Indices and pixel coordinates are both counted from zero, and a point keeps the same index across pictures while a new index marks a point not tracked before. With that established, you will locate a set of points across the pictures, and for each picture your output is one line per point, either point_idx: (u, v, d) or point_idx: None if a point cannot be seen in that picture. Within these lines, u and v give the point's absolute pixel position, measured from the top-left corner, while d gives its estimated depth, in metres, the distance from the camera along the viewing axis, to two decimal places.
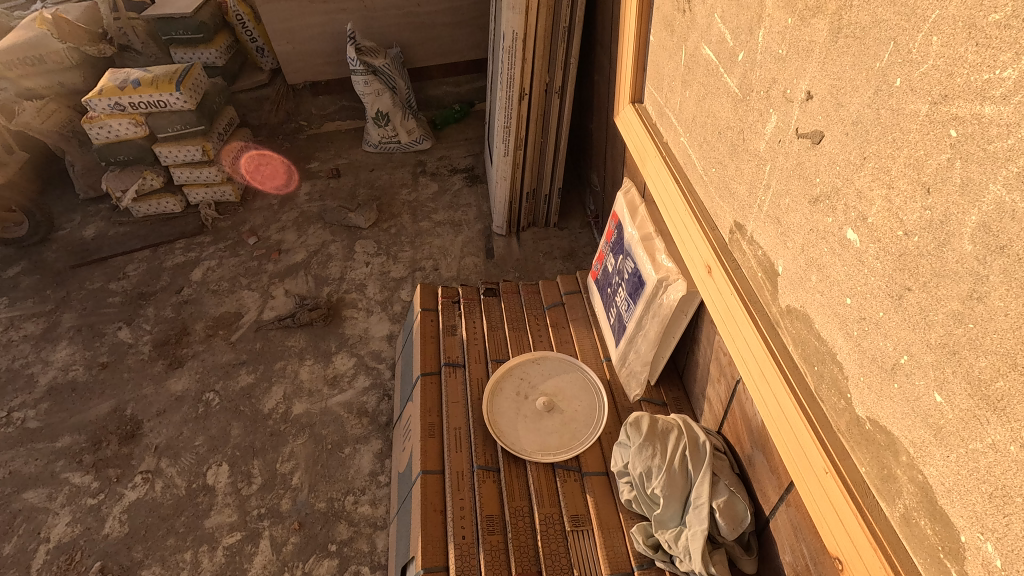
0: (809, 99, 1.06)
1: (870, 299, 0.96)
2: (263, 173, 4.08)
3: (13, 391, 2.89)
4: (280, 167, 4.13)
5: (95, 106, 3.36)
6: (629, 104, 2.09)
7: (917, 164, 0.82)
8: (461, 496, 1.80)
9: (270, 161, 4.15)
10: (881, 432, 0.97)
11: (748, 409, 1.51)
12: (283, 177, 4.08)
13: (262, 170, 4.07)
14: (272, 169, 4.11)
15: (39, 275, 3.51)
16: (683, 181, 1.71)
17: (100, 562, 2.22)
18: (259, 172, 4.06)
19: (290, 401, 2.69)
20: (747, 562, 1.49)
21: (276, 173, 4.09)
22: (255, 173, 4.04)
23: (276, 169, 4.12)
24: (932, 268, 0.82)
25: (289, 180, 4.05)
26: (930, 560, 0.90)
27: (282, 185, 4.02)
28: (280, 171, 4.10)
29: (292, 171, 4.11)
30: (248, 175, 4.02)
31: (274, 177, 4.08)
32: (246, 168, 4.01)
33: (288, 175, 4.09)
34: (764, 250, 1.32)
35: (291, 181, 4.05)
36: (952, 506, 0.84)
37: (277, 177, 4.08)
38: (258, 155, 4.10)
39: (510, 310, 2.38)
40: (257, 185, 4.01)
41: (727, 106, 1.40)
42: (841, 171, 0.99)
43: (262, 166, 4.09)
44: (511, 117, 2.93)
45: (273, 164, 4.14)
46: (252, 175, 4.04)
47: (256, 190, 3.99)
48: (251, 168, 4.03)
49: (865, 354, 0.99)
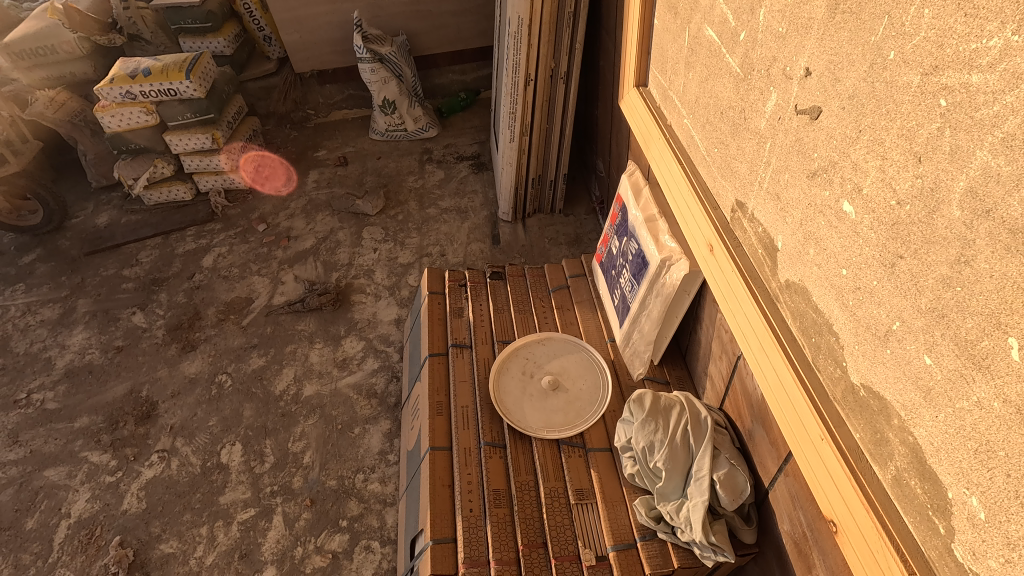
0: (808, 76, 1.09)
1: (865, 269, 0.99)
2: (262, 174, 4.00)
3: (32, 373, 2.97)
4: (280, 167, 4.07)
5: (106, 95, 3.41)
6: (634, 88, 2.11)
7: (909, 134, 0.85)
8: (469, 470, 1.86)
9: (271, 163, 4.07)
10: (874, 397, 1.01)
11: (749, 384, 1.55)
12: (284, 177, 4.03)
13: (264, 170, 4.00)
14: (272, 169, 4.05)
15: (55, 262, 3.58)
16: (686, 162, 1.75)
17: (119, 536, 2.29)
18: (259, 173, 3.99)
19: (301, 383, 2.75)
20: (747, 533, 1.53)
21: (276, 175, 4.03)
22: (255, 175, 3.96)
23: (276, 170, 4.06)
24: (923, 235, 0.85)
25: (289, 183, 3.98)
26: (920, 517, 0.93)
27: (282, 187, 3.96)
28: (280, 171, 4.05)
29: (292, 172, 4.06)
30: (251, 176, 3.94)
31: (273, 178, 4.01)
32: (247, 170, 3.91)
33: (288, 175, 4.03)
34: (764, 227, 1.35)
35: (293, 180, 4.01)
36: (940, 465, 0.87)
37: (277, 179, 4.01)
38: (260, 155, 4.01)
39: (516, 294, 2.41)
40: (254, 188, 3.93)
41: (729, 85, 1.43)
42: (838, 145, 1.02)
43: (261, 167, 4.00)
44: (516, 103, 2.95)
45: (271, 165, 4.06)
46: (252, 178, 3.95)
47: (261, 190, 3.94)
48: (251, 170, 3.94)
49: (860, 323, 1.02)
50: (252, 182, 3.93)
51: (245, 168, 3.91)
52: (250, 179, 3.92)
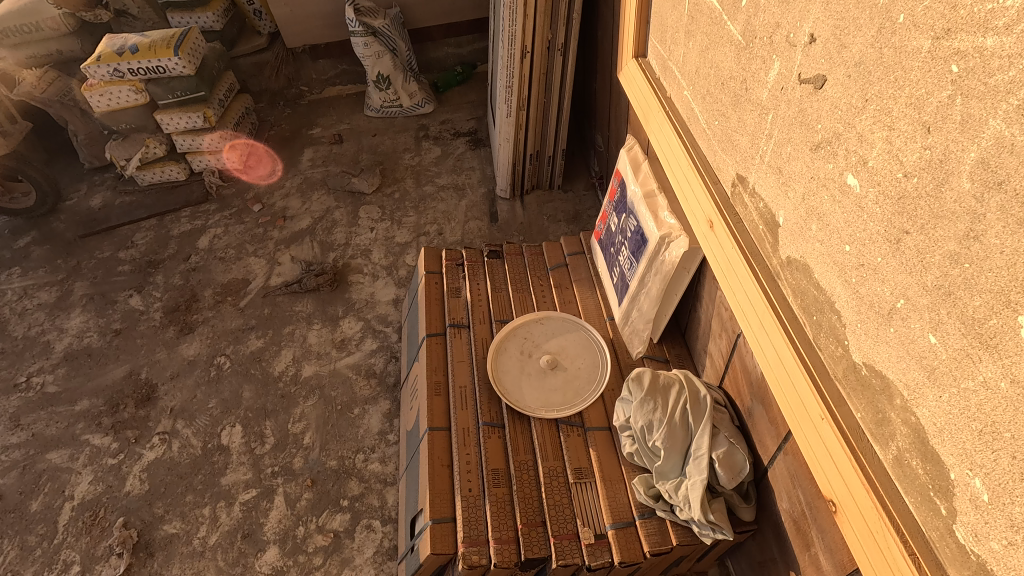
0: (812, 43, 1.04)
1: (869, 246, 0.96)
2: (250, 163, 3.91)
3: (31, 357, 2.96)
4: (269, 158, 3.95)
5: (94, 73, 3.33)
6: (632, 59, 2.05)
7: (918, 104, 0.81)
8: (467, 451, 1.86)
9: (262, 153, 3.97)
10: (876, 376, 0.98)
11: (749, 362, 1.52)
12: (269, 168, 3.89)
13: (252, 160, 3.91)
14: (260, 160, 3.93)
15: (50, 245, 3.54)
16: (686, 136, 1.70)
17: (123, 517, 2.31)
18: (247, 162, 3.90)
19: (300, 363, 2.74)
20: (745, 511, 1.52)
21: (262, 166, 3.90)
22: (241, 164, 3.87)
23: (264, 161, 3.94)
24: (930, 209, 0.82)
25: (274, 173, 3.83)
26: (921, 498, 0.92)
27: (265, 178, 3.82)
28: (267, 162, 3.92)
29: (280, 163, 3.91)
30: (237, 165, 3.85)
31: (259, 168, 3.89)
32: (232, 157, 3.83)
33: (275, 167, 3.88)
34: (765, 202, 1.31)
35: (277, 172, 3.85)
36: (943, 445, 0.85)
37: (263, 168, 3.89)
38: (252, 143, 3.93)
39: (514, 272, 2.38)
40: (238, 176, 3.83)
41: (730, 55, 1.37)
42: (843, 116, 0.98)
43: (251, 156, 3.91)
44: (512, 76, 2.88)
45: (263, 156, 3.96)
46: (238, 166, 3.86)
47: (243, 179, 3.83)
48: (238, 158, 3.86)
49: (863, 301, 0.99)
50: (235, 170, 3.83)
51: (232, 156, 3.82)
52: (234, 167, 3.83)
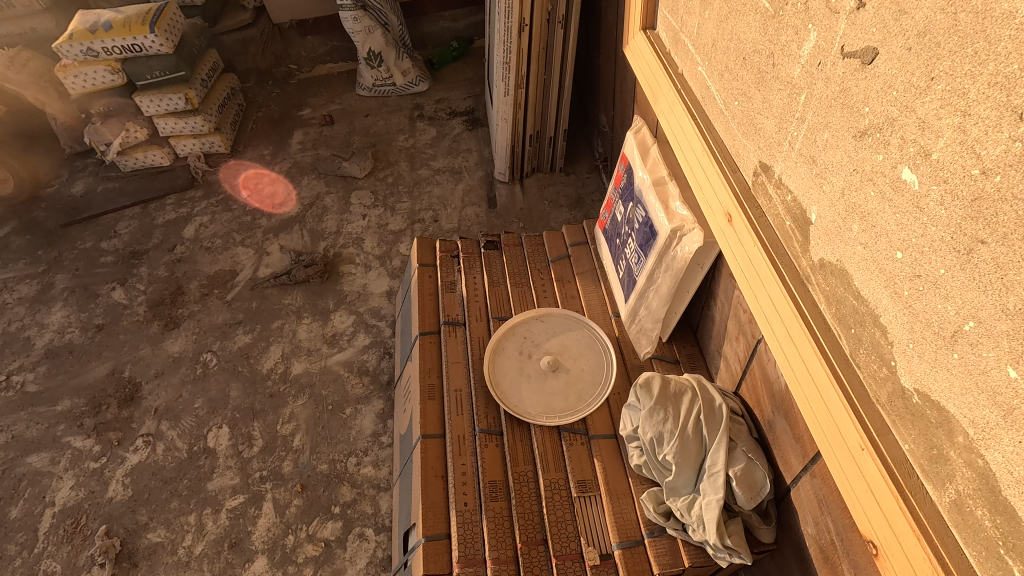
0: (861, 8, 0.87)
1: (928, 254, 0.80)
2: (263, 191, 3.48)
3: (10, 354, 2.84)
4: (280, 193, 3.43)
5: (67, 53, 3.15)
6: (640, 32, 1.86)
7: (1006, 84, 0.65)
8: (463, 460, 1.73)
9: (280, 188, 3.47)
10: (932, 407, 0.84)
11: (770, 370, 1.38)
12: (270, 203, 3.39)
13: (267, 188, 3.48)
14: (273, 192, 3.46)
15: (29, 235, 3.39)
16: (700, 117, 1.53)
17: (105, 525, 2.20)
18: (260, 189, 3.49)
19: (289, 360, 2.62)
20: (764, 532, 1.40)
21: (266, 197, 3.43)
22: (253, 187, 3.50)
23: (274, 194, 3.44)
24: (1018, 215, 0.66)
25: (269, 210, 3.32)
26: (985, 554, 0.78)
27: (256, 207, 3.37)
28: (274, 196, 3.43)
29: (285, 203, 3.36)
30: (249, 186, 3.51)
31: (261, 197, 3.43)
32: (250, 179, 3.53)
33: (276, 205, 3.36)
34: (794, 195, 1.15)
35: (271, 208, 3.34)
36: (1020, 498, 0.71)
37: (265, 200, 3.41)
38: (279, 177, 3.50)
39: (512, 265, 2.23)
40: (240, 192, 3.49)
41: (755, 25, 1.20)
42: (900, 97, 0.81)
43: (268, 187, 3.48)
44: (510, 52, 2.68)
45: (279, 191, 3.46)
46: (249, 187, 3.51)
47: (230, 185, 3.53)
48: (256, 182, 3.52)
49: (918, 318, 0.84)
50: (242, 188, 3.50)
51: (251, 178, 3.53)
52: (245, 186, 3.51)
